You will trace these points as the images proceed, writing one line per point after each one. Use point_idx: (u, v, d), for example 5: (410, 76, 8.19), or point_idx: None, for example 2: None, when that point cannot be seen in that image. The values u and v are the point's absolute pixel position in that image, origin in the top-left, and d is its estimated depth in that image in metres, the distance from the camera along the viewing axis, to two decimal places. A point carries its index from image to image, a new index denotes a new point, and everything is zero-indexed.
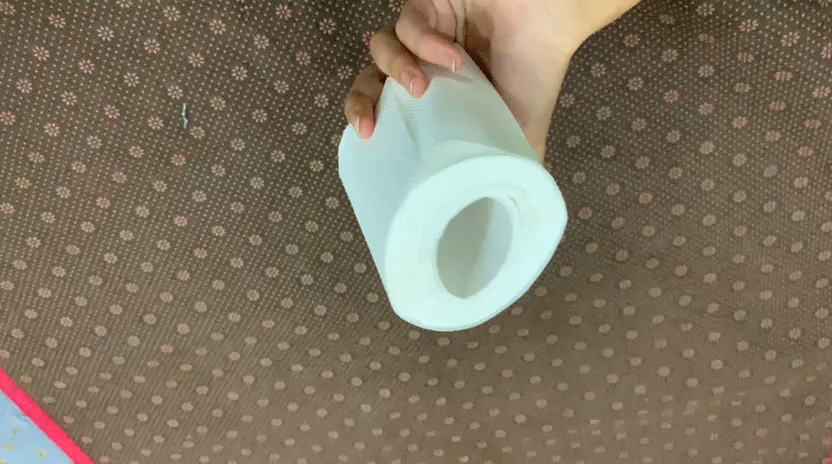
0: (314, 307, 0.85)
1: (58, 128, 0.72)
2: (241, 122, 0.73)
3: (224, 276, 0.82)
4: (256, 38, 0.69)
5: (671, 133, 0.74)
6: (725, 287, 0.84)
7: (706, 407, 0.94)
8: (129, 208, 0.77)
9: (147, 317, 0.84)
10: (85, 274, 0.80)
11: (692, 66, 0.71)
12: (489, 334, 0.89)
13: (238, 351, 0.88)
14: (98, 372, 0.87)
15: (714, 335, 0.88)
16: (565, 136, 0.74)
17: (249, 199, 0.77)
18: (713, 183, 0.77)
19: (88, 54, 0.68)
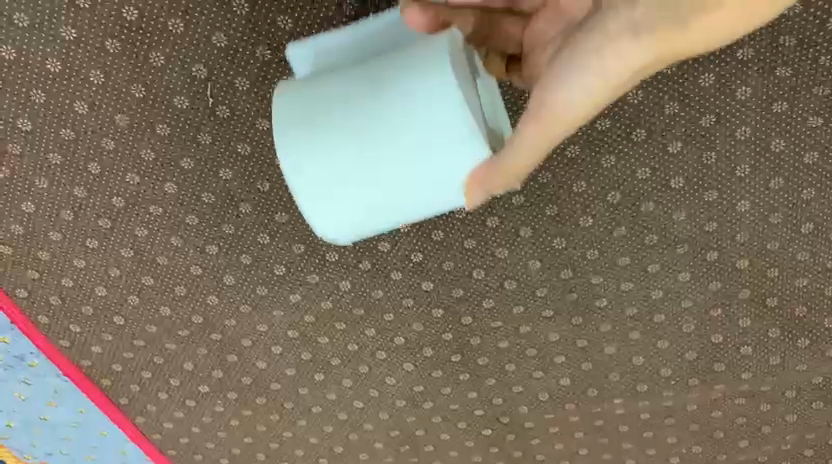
0: (339, 283, 0.82)
1: (86, 106, 0.70)
2: (267, 103, 0.70)
3: (252, 252, 0.79)
4: (280, 19, 0.66)
5: (706, 118, 0.70)
6: (758, 272, 0.79)
7: (735, 391, 0.91)
8: (157, 185, 0.74)
9: (177, 288, 0.83)
10: (117, 248, 0.79)
11: (732, 49, 0.67)
12: (514, 313, 0.84)
13: (266, 322, 0.86)
14: (131, 340, 0.88)
15: (745, 321, 0.83)
16: (596, 118, 0.71)
17: (275, 177, 0.74)
18: (749, 169, 0.72)
19: (115, 34, 0.67)
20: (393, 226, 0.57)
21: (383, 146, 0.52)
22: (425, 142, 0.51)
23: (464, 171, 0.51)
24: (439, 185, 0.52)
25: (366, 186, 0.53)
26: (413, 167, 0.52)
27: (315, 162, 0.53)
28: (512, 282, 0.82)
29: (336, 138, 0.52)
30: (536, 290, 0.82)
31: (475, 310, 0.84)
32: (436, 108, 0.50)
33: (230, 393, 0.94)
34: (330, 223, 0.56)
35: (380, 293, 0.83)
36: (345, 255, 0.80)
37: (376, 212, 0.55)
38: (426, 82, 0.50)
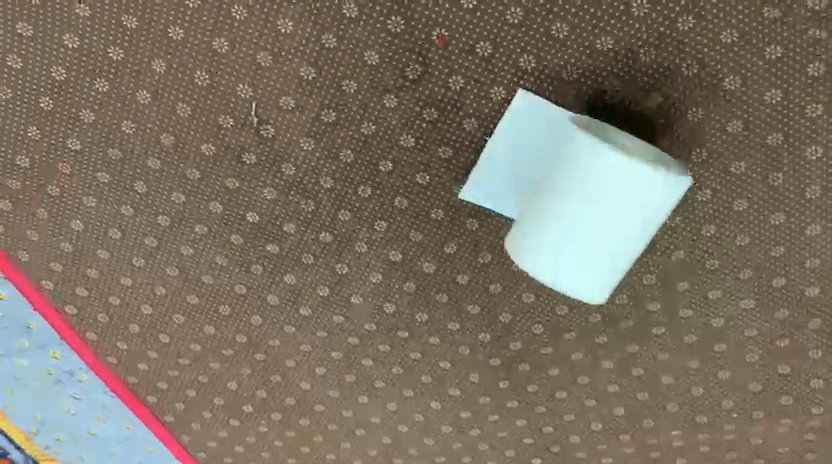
0: (383, 305, 0.80)
1: (133, 126, 0.68)
2: (310, 123, 0.65)
3: (296, 272, 0.78)
4: (324, 37, 0.61)
5: (773, 136, 0.63)
6: (830, 300, 0.73)
7: (804, 425, 0.85)
8: (202, 204, 0.73)
9: (221, 308, 0.82)
10: (163, 267, 0.79)
11: (800, 64, 0.59)
12: (564, 339, 0.81)
13: (309, 343, 0.85)
14: (176, 358, 0.88)
15: (815, 352, 0.78)
16: (651, 140, 0.64)
17: (318, 198, 0.71)
18: (820, 190, 0.66)
19: (160, 53, 0.63)
20: (618, 270, 0.59)
21: (586, 204, 0.55)
22: (618, 189, 0.54)
23: (658, 195, 0.55)
24: (645, 216, 0.56)
25: (583, 244, 0.57)
26: (620, 213, 0.55)
27: (536, 244, 0.58)
28: (563, 307, 0.78)
29: (548, 219, 0.57)
30: (588, 316, 0.78)
31: (524, 336, 0.81)
32: (603, 168, 0.54)
33: (274, 414, 0.93)
34: (591, 279, 0.58)
35: (425, 316, 0.80)
36: (389, 277, 0.77)
37: (604, 265, 0.58)
38: (589, 157, 0.54)
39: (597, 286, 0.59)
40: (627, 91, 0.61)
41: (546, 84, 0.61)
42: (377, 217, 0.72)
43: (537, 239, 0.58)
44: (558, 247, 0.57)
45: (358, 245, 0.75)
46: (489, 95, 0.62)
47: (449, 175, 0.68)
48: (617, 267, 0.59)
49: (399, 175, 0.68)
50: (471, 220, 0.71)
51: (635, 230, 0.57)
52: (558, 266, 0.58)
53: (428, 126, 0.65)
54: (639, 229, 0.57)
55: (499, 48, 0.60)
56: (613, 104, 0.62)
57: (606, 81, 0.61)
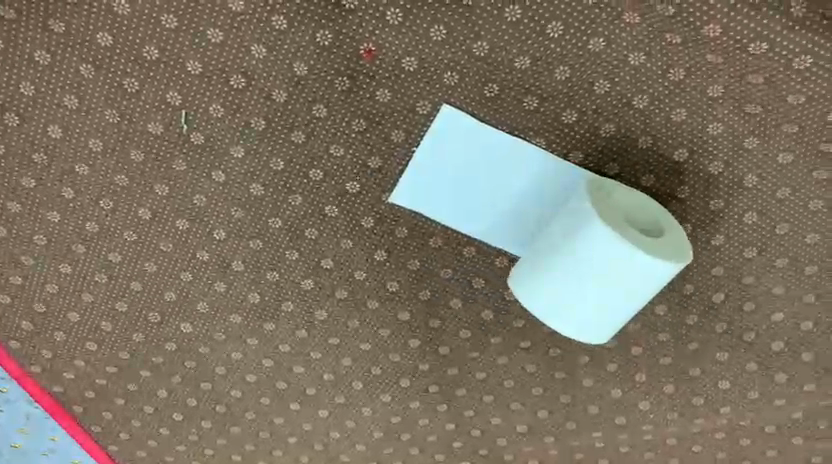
0: (314, 311, 0.81)
1: (60, 130, 0.67)
2: (240, 130, 0.66)
3: (226, 279, 0.78)
4: (254, 47, 0.61)
5: (679, 152, 0.66)
6: (734, 306, 0.79)
7: (714, 425, 0.91)
8: (132, 210, 0.73)
9: (150, 315, 0.82)
10: (91, 273, 0.78)
11: (700, 86, 0.61)
12: (491, 344, 0.84)
13: (240, 350, 0.85)
14: (104, 366, 0.87)
15: (723, 355, 0.83)
16: (568, 152, 0.67)
17: (249, 204, 0.72)
18: (723, 203, 0.70)
19: (88, 59, 0.62)
20: (622, 318, 0.66)
21: (590, 274, 0.62)
22: (616, 266, 0.61)
23: (655, 272, 0.62)
24: (643, 286, 0.63)
25: (586, 303, 0.64)
26: (622, 282, 0.62)
27: (543, 297, 0.66)
28: (489, 313, 0.81)
29: (553, 280, 0.64)
30: (512, 321, 0.81)
31: (452, 341, 0.83)
32: (598, 243, 0.61)
33: (205, 422, 0.93)
34: (593, 327, 0.67)
35: (355, 323, 0.82)
36: (320, 284, 0.79)
37: (608, 316, 0.66)
38: (593, 238, 0.61)
39: (601, 330, 0.67)
40: (546, 108, 0.64)
41: (469, 99, 0.63)
42: (308, 224, 0.73)
43: (544, 293, 0.66)
44: (567, 301, 0.65)
45: (290, 252, 0.76)
46: (415, 108, 0.64)
47: (378, 185, 0.70)
48: (621, 317, 0.66)
49: (330, 184, 0.70)
50: (399, 228, 0.73)
51: (637, 293, 0.64)
52: (568, 317, 0.66)
53: (356, 137, 0.66)
54: (642, 292, 0.64)
55: (424, 64, 0.61)
56: (532, 120, 0.65)
57: (525, 98, 0.63)
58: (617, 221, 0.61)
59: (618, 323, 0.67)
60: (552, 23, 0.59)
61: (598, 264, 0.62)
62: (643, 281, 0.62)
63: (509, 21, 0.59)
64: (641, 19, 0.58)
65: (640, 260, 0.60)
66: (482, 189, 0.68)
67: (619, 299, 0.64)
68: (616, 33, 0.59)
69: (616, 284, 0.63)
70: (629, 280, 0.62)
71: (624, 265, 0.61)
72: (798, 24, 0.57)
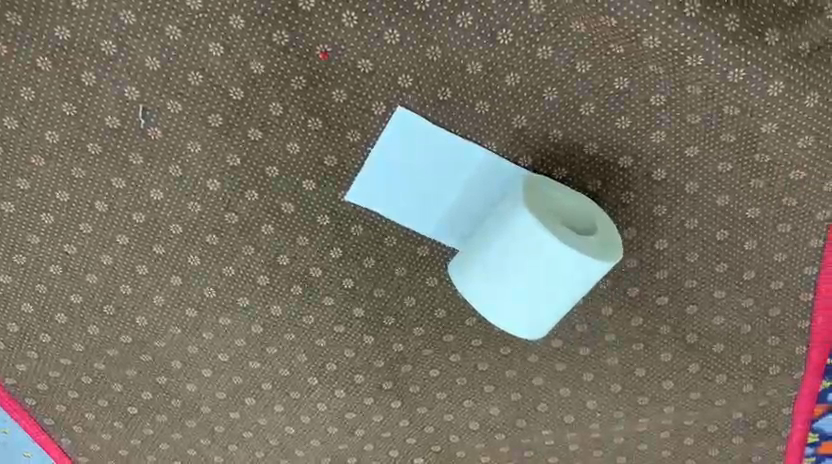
0: (270, 307, 0.82)
1: (16, 121, 0.67)
2: (197, 126, 0.67)
3: (182, 272, 0.79)
4: (211, 45, 0.62)
5: (624, 159, 0.69)
6: (677, 309, 0.81)
7: (659, 424, 0.94)
8: (88, 203, 0.73)
9: (106, 307, 0.82)
10: (45, 265, 0.78)
11: (643, 95, 0.64)
12: (444, 342, 0.86)
13: (196, 344, 0.86)
14: (57, 358, 0.87)
15: (666, 356, 0.86)
16: (518, 156, 0.69)
17: (206, 199, 0.73)
18: (665, 208, 0.73)
19: (45, 51, 0.63)
20: (560, 312, 0.70)
21: (528, 271, 0.66)
22: (551, 264, 0.65)
23: (589, 270, 0.65)
24: (577, 282, 0.66)
25: (525, 298, 0.68)
26: (556, 279, 0.66)
27: (485, 291, 0.69)
28: (442, 311, 0.83)
29: (495, 276, 0.68)
30: (464, 319, 0.83)
31: (406, 338, 0.85)
32: (537, 243, 0.64)
33: (160, 416, 0.93)
34: (533, 321, 0.70)
35: (311, 318, 0.83)
36: (275, 280, 0.80)
37: (546, 310, 0.69)
38: (530, 237, 0.64)
39: (541, 324, 0.70)
40: (497, 112, 0.66)
41: (422, 101, 0.65)
42: (265, 220, 0.74)
43: (487, 287, 0.69)
44: (506, 295, 0.68)
45: (246, 248, 0.77)
46: (370, 109, 0.66)
47: (334, 183, 0.71)
48: (559, 312, 0.70)
49: (286, 182, 0.71)
50: (354, 226, 0.75)
51: (573, 289, 0.67)
52: (508, 311, 0.69)
53: (312, 135, 0.68)
54: (576, 288, 0.67)
55: (379, 66, 0.63)
56: (483, 123, 0.67)
57: (477, 102, 0.65)
58: (553, 221, 0.64)
59: (555, 317, 0.70)
60: (503, 31, 0.61)
61: (535, 262, 0.65)
62: (577, 278, 0.66)
63: (461, 27, 0.61)
64: (586, 29, 0.61)
65: (573, 258, 0.64)
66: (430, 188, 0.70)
67: (555, 294, 0.67)
68: (564, 41, 0.61)
69: (551, 281, 0.66)
70: (566, 278, 0.66)
71: (569, 267, 0.65)
72: (732, 39, 0.59)
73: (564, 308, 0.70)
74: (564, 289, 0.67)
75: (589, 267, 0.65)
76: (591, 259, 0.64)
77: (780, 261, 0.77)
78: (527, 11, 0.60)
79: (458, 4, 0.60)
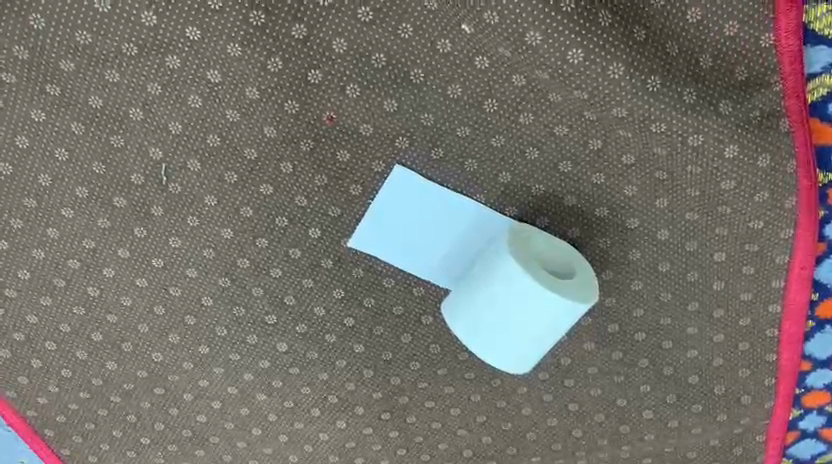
0: (276, 344, 0.89)
1: (50, 178, 0.74)
2: (213, 182, 0.74)
3: (195, 313, 0.86)
4: (229, 113, 0.69)
5: (600, 209, 0.76)
6: (653, 343, 0.88)
7: (641, 451, 1.00)
8: (112, 250, 0.80)
9: (124, 344, 0.89)
10: (70, 305, 0.85)
11: (616, 155, 0.71)
12: (439, 375, 0.92)
13: (207, 378, 0.92)
14: (77, 392, 0.93)
15: (645, 387, 0.92)
16: (504, 207, 0.76)
17: (219, 246, 0.80)
18: (639, 253, 0.80)
19: (80, 117, 0.70)
20: (544, 349, 0.77)
21: (513, 312, 0.73)
22: (535, 306, 0.72)
23: (569, 312, 0.72)
24: (559, 322, 0.74)
25: (512, 337, 0.75)
26: (539, 320, 0.73)
27: (475, 330, 0.76)
28: (437, 347, 0.89)
29: (484, 316, 0.75)
30: (457, 354, 0.90)
31: (403, 372, 0.91)
32: (521, 287, 0.71)
33: (171, 445, 0.99)
34: (520, 358, 0.77)
35: (314, 354, 0.90)
36: (282, 319, 0.86)
37: (531, 348, 0.76)
38: (514, 282, 0.71)
39: (526, 359, 0.78)
40: (484, 169, 0.73)
41: (417, 160, 0.73)
42: (273, 265, 0.81)
43: (476, 326, 0.76)
44: (494, 334, 0.76)
45: (255, 289, 0.84)
46: (371, 167, 0.73)
47: (337, 232, 0.78)
48: (543, 348, 0.77)
49: (293, 230, 0.78)
50: (355, 270, 0.82)
51: (555, 329, 0.74)
52: (497, 348, 0.77)
53: (318, 190, 0.75)
54: (557, 328, 0.74)
55: (378, 130, 0.71)
56: (472, 179, 0.74)
57: (467, 161, 0.73)
58: (535, 267, 0.72)
59: (539, 353, 0.78)
60: (488, 101, 0.68)
61: (520, 305, 0.72)
62: (558, 319, 0.73)
63: (451, 97, 0.68)
64: (562, 99, 0.68)
65: (554, 302, 0.71)
66: (424, 236, 0.77)
67: (539, 334, 0.75)
68: (543, 110, 0.69)
69: (536, 322, 0.73)
70: (548, 320, 0.73)
71: (551, 310, 0.72)
72: (691, 109, 0.67)
73: (547, 345, 0.77)
74: (546, 329, 0.74)
75: (569, 310, 0.72)
76: (570, 301, 0.71)
77: (746, 300, 0.84)
78: (509, 82, 0.67)
79: (448, 79, 0.67)
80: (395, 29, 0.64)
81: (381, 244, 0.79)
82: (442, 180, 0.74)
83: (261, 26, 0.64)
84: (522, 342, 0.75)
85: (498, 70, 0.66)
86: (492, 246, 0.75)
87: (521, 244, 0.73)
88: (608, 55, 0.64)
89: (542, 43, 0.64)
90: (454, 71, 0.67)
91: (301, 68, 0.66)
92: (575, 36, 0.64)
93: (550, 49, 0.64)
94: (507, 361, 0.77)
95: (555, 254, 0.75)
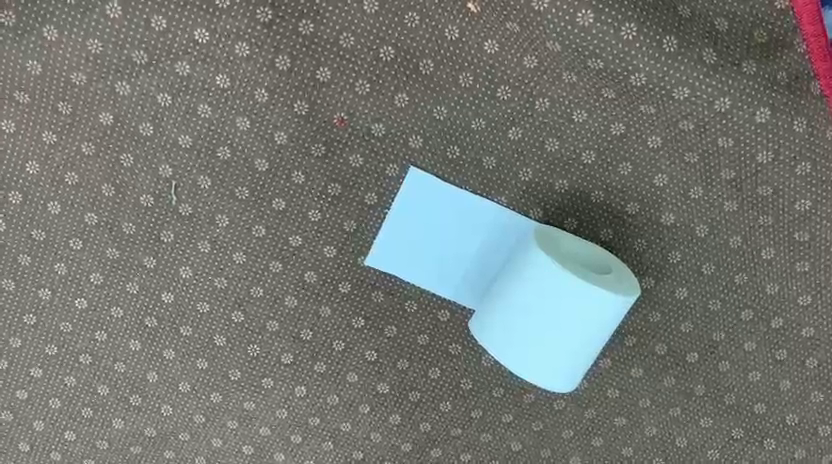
0: (294, 389, 0.81)
1: (59, 206, 0.72)
2: (224, 200, 0.72)
3: (207, 356, 0.80)
4: (238, 120, 0.69)
5: (630, 204, 0.72)
6: (709, 366, 0.79)
7: None
8: (120, 285, 0.76)
9: (132, 398, 0.82)
10: (76, 354, 0.80)
11: (640, 138, 0.68)
12: (473, 419, 0.83)
13: (221, 436, 0.84)
14: (81, 460, 0.85)
15: (706, 420, 0.82)
16: (529, 208, 0.72)
17: (232, 274, 0.76)
18: (680, 254, 0.74)
19: (90, 136, 0.69)
20: (586, 360, 0.70)
21: (549, 314, 0.67)
22: (573, 302, 0.66)
23: (610, 307, 0.67)
24: (601, 322, 0.68)
25: (551, 345, 0.68)
26: (580, 320, 0.67)
27: (509, 344, 0.70)
28: (468, 382, 0.81)
29: (517, 325, 0.69)
30: (492, 391, 0.82)
31: (434, 416, 0.83)
32: (556, 282, 0.66)
33: None
34: (562, 372, 0.70)
35: (336, 399, 0.82)
36: (300, 357, 0.80)
37: (574, 358, 0.69)
38: (548, 277, 0.66)
39: (570, 374, 0.70)
40: (504, 166, 0.70)
41: (433, 160, 0.70)
42: (288, 292, 0.77)
43: (511, 339, 0.69)
44: (531, 344, 0.69)
45: (270, 323, 0.78)
46: (385, 171, 0.71)
47: (354, 248, 0.75)
48: (586, 359, 0.70)
49: (309, 249, 0.74)
50: (375, 292, 0.77)
51: (597, 331, 0.68)
52: (537, 363, 0.69)
53: (332, 201, 0.72)
54: (599, 330, 0.68)
55: (391, 129, 0.69)
56: (492, 178, 0.71)
57: (484, 158, 0.70)
58: (567, 261, 0.67)
59: (582, 366, 0.71)
60: (502, 87, 0.67)
61: (557, 304, 0.67)
62: (599, 316, 0.67)
63: (463, 86, 0.67)
64: (577, 77, 0.67)
65: (594, 295, 0.66)
66: (445, 247, 0.73)
67: (581, 338, 0.68)
68: (560, 93, 0.67)
69: (575, 323, 0.67)
70: (589, 319, 0.67)
71: (591, 305, 0.66)
72: (711, 71, 0.65)
73: (589, 354, 0.70)
74: (588, 330, 0.68)
75: (610, 305, 0.67)
76: (610, 293, 0.66)
77: (805, 305, 0.76)
78: (521, 65, 0.66)
79: (458, 66, 0.67)
80: (401, 18, 0.65)
81: (400, 259, 0.74)
82: (460, 180, 0.71)
83: (268, 23, 0.65)
84: (562, 353, 0.69)
85: (508, 52, 0.66)
86: (518, 249, 0.71)
87: (549, 241, 0.69)
88: (618, 16, 0.64)
89: (549, 9, 0.64)
90: (464, 58, 0.66)
91: (310, 65, 0.67)
92: None
93: (557, 14, 0.64)
94: (548, 377, 0.70)
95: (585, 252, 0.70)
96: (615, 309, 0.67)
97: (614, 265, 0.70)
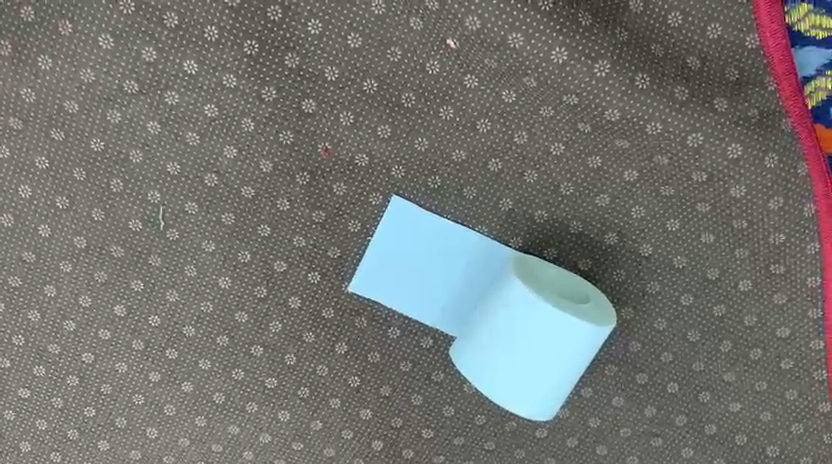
0: (278, 413, 0.82)
1: (50, 229, 0.74)
2: (211, 226, 0.74)
3: (193, 379, 0.81)
4: (225, 148, 0.71)
5: (609, 235, 0.73)
6: (690, 397, 0.80)
7: None
8: (108, 308, 0.78)
9: (118, 419, 0.83)
10: (63, 375, 0.81)
11: (616, 171, 0.70)
12: (456, 446, 0.83)
13: (205, 458, 0.85)
14: None
15: (688, 451, 0.82)
16: (509, 237, 0.73)
17: (217, 298, 0.77)
18: (658, 285, 0.75)
19: (81, 162, 0.71)
20: (565, 387, 0.71)
21: (526, 341, 0.68)
22: (549, 330, 0.67)
23: (587, 335, 0.68)
24: (579, 350, 0.69)
25: (529, 373, 0.69)
26: (557, 348, 0.68)
27: (489, 371, 0.71)
28: (451, 409, 0.82)
29: (496, 352, 0.70)
30: (474, 418, 0.82)
31: (416, 443, 0.83)
32: (533, 309, 0.67)
33: None
34: (541, 400, 0.71)
35: (319, 424, 0.83)
36: (284, 382, 0.81)
37: (552, 386, 0.70)
38: (525, 305, 0.67)
39: (548, 402, 0.71)
40: (484, 196, 0.72)
41: (415, 190, 0.72)
42: (273, 317, 0.78)
43: (489, 366, 0.70)
44: (510, 371, 0.70)
45: (255, 347, 0.79)
46: (368, 200, 0.72)
47: (338, 275, 0.76)
48: (564, 386, 0.71)
49: (293, 275, 0.76)
50: (359, 318, 0.78)
51: (575, 359, 0.69)
52: (515, 389, 0.70)
53: (316, 228, 0.74)
54: (576, 357, 0.69)
55: (374, 159, 0.71)
56: (472, 207, 0.72)
57: (465, 189, 0.72)
58: (545, 289, 0.68)
59: (561, 393, 0.71)
60: (481, 120, 0.69)
61: (534, 332, 0.68)
62: (576, 345, 0.68)
63: (444, 118, 0.69)
64: (554, 112, 0.69)
65: (570, 323, 0.67)
66: (427, 275, 0.74)
67: (559, 365, 0.69)
68: (537, 125, 0.69)
69: (553, 351, 0.68)
70: (566, 347, 0.68)
71: (568, 333, 0.67)
72: (683, 107, 0.68)
73: (568, 382, 0.71)
74: (568, 358, 0.69)
75: (589, 334, 0.68)
76: (586, 322, 0.67)
77: (784, 337, 0.77)
78: (500, 99, 0.68)
79: (439, 99, 0.69)
80: (383, 53, 0.67)
81: (383, 286, 0.76)
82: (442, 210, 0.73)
83: (254, 55, 0.67)
84: (540, 380, 0.70)
85: (488, 87, 0.68)
86: (498, 277, 0.72)
87: (528, 269, 0.70)
88: (592, 53, 0.66)
89: (525, 46, 0.66)
90: (445, 91, 0.68)
91: (295, 96, 0.69)
92: (558, 35, 0.66)
93: (533, 50, 0.67)
94: (527, 404, 0.71)
95: (564, 280, 0.71)
96: (591, 337, 0.68)
97: (592, 293, 0.71)
